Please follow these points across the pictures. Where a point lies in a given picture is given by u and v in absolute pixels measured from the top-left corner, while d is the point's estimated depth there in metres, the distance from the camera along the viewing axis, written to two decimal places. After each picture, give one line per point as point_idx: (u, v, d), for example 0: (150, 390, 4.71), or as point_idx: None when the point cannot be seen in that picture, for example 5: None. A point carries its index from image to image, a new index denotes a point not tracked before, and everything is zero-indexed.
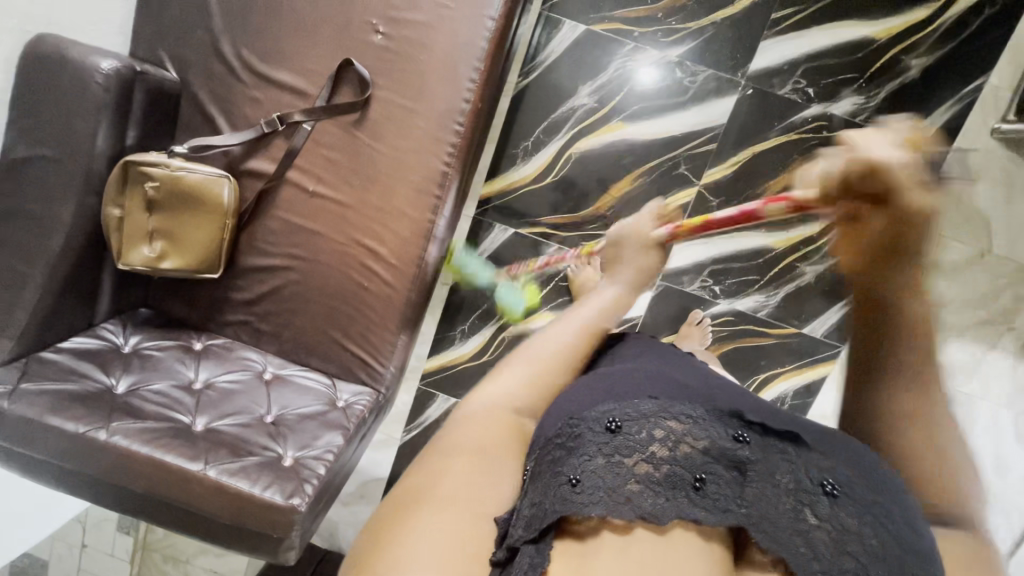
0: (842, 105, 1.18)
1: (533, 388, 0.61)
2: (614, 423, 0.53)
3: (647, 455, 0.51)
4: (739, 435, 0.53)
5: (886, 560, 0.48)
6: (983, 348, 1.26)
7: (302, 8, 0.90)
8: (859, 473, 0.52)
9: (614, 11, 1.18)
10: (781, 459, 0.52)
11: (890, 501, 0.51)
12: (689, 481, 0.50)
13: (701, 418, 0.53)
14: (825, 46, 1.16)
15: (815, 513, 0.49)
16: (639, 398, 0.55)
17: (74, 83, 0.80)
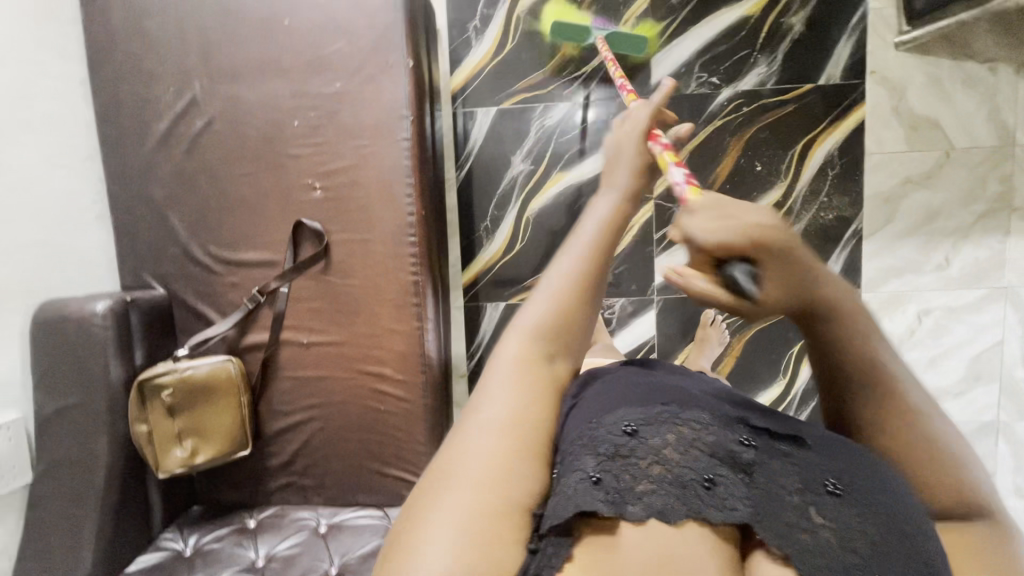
0: (749, 79, 1.24)
1: (563, 306, 0.54)
2: (631, 426, 0.53)
3: (661, 457, 0.50)
4: (744, 440, 0.53)
5: (894, 556, 0.46)
6: (999, 238, 1.23)
7: (248, 193, 1.01)
8: (860, 469, 0.51)
9: (514, 85, 1.29)
10: (785, 462, 0.51)
11: (892, 499, 0.49)
12: (699, 480, 0.49)
13: (710, 423, 0.53)
14: (710, 39, 1.24)
15: (819, 512, 0.48)
16: (653, 403, 0.56)
17: (80, 332, 0.90)
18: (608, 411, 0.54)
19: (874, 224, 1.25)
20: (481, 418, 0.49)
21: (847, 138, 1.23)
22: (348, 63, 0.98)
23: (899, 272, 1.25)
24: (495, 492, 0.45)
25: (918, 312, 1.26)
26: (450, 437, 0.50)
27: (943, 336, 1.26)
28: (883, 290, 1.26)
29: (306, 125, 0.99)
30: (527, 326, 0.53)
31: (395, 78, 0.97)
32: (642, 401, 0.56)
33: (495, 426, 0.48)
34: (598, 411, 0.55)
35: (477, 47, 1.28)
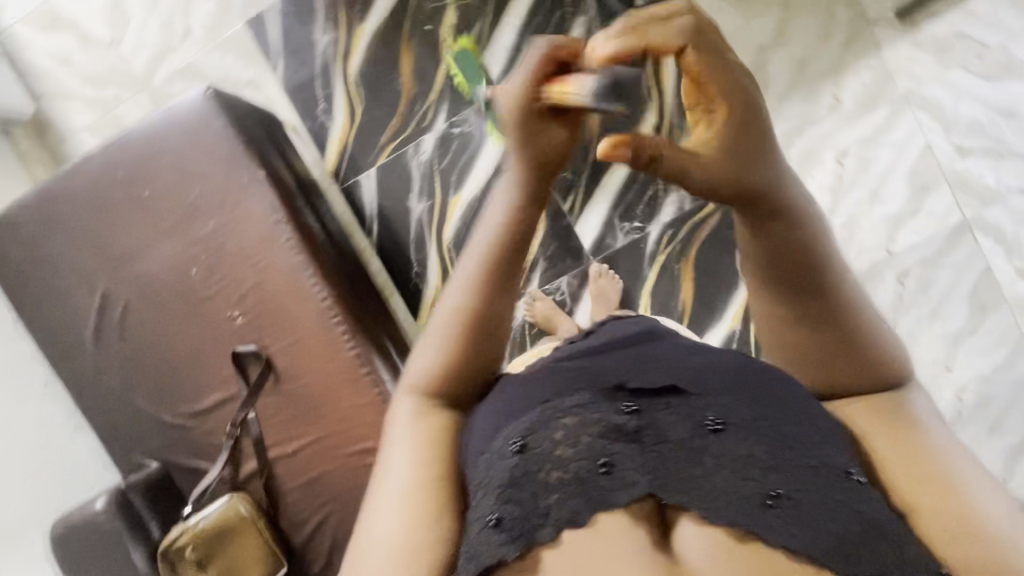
0: (575, 33, 1.27)
1: (446, 375, 0.58)
2: (515, 443, 0.52)
3: (555, 462, 0.51)
4: (626, 407, 0.54)
5: (782, 463, 0.50)
6: (871, 55, 1.23)
7: (184, 347, 1.08)
8: (733, 396, 0.54)
9: (380, 140, 1.36)
10: (669, 415, 0.53)
11: (769, 414, 0.53)
12: (593, 470, 0.50)
13: (590, 403, 0.54)
14: (523, 17, 1.29)
15: (710, 455, 0.50)
16: (532, 407, 0.55)
17: (93, 532, 0.99)
18: (494, 429, 0.55)
19: None
20: (386, 493, 0.54)
21: None
22: (213, 198, 1.05)
23: (799, 131, 1.25)
24: (412, 557, 0.50)
25: (835, 156, 1.25)
26: (366, 513, 0.55)
27: (870, 167, 1.25)
28: (794, 153, 1.25)
29: (203, 267, 1.06)
30: (413, 394, 0.59)
31: (258, 191, 1.05)
32: (526, 404, 0.56)
33: (398, 497, 0.53)
34: (489, 436, 0.55)
35: (333, 124, 1.36)
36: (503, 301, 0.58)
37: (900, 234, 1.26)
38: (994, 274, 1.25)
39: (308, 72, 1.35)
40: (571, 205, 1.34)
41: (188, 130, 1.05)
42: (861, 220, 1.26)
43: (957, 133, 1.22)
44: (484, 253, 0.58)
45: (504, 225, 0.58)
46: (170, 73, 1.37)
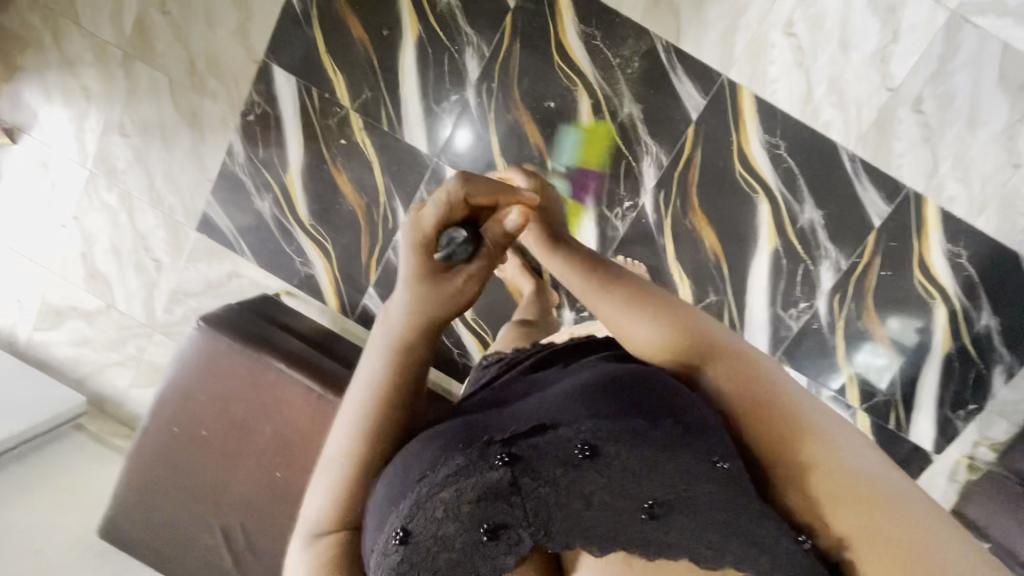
0: (471, 65, 1.22)
1: (338, 508, 0.51)
2: (400, 533, 0.45)
3: (442, 542, 0.45)
4: (502, 458, 0.46)
5: (660, 468, 0.46)
6: None
7: None
8: (601, 409, 0.48)
9: (361, 261, 1.35)
10: (548, 451, 0.47)
11: (641, 413, 0.49)
12: (477, 535, 0.45)
13: (466, 465, 0.46)
14: (417, 78, 1.24)
15: (590, 485, 0.46)
16: (409, 488, 0.46)
17: None
18: (382, 512, 0.47)
19: (673, 26, 1.16)
20: None
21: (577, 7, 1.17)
22: (258, 407, 1.09)
23: (734, 28, 1.15)
24: None
25: (784, 33, 1.14)
26: None
27: (824, 21, 1.13)
28: (740, 53, 1.16)
29: (283, 468, 1.09)
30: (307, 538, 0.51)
31: (291, 382, 1.08)
32: (406, 483, 0.47)
33: None
34: (374, 527, 0.47)
35: (315, 269, 1.37)
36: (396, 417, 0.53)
37: (891, 66, 1.13)
38: (1015, 47, 1.10)
39: (270, 238, 1.37)
40: None
41: (204, 365, 1.09)
42: (843, 75, 1.15)
43: None
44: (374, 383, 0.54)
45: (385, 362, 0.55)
46: (167, 304, 1.44)
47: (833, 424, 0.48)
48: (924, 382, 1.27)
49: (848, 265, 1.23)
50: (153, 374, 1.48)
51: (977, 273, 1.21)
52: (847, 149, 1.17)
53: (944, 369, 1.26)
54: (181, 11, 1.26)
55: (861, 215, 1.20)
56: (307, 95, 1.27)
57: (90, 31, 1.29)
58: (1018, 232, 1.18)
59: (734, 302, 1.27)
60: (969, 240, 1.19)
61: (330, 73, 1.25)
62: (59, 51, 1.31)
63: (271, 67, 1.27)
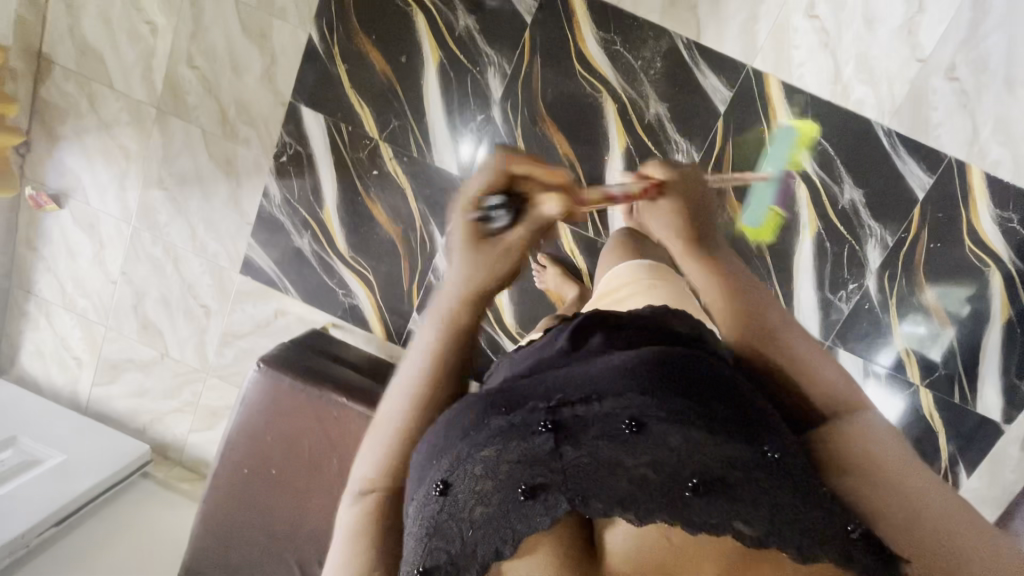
0: (494, 85, 1.23)
1: (388, 469, 0.52)
2: (439, 484, 0.46)
3: (481, 500, 0.45)
4: (547, 422, 0.46)
5: (707, 440, 0.45)
6: None
7: None
8: (648, 381, 0.48)
9: (403, 287, 1.37)
10: (595, 416, 0.47)
11: (689, 383, 0.49)
12: (516, 494, 0.44)
13: (509, 426, 0.46)
14: (442, 104, 1.26)
15: (633, 456, 0.44)
16: (451, 445, 0.47)
17: None
18: (424, 467, 0.48)
19: (693, 24, 1.16)
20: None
21: (594, 16, 1.18)
22: (323, 442, 1.10)
23: (754, 19, 1.14)
24: None
25: (805, 16, 1.13)
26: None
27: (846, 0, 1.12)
28: (763, 42, 1.15)
29: None
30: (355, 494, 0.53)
31: (355, 416, 1.09)
32: (454, 442, 0.47)
33: None
34: (415, 479, 0.49)
35: (359, 299, 1.39)
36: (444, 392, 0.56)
37: (919, 38, 1.12)
38: None
39: (312, 274, 1.39)
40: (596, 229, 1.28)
41: (267, 404, 1.11)
42: (871, 52, 1.13)
43: None
44: (429, 353, 0.57)
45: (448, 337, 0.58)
46: (217, 347, 1.47)
47: (823, 355, 0.56)
48: (986, 353, 1.24)
49: (895, 241, 1.21)
50: (210, 418, 1.52)
51: None
52: (883, 125, 1.16)
53: (1006, 336, 1.23)
54: (208, 64, 1.29)
55: (903, 189, 1.18)
56: (335, 131, 1.30)
57: (123, 93, 1.34)
58: None
59: (781, 290, 1.26)
60: (1019, 204, 1.16)
61: (356, 107, 1.28)
62: (96, 115, 1.36)
63: (298, 108, 1.29)
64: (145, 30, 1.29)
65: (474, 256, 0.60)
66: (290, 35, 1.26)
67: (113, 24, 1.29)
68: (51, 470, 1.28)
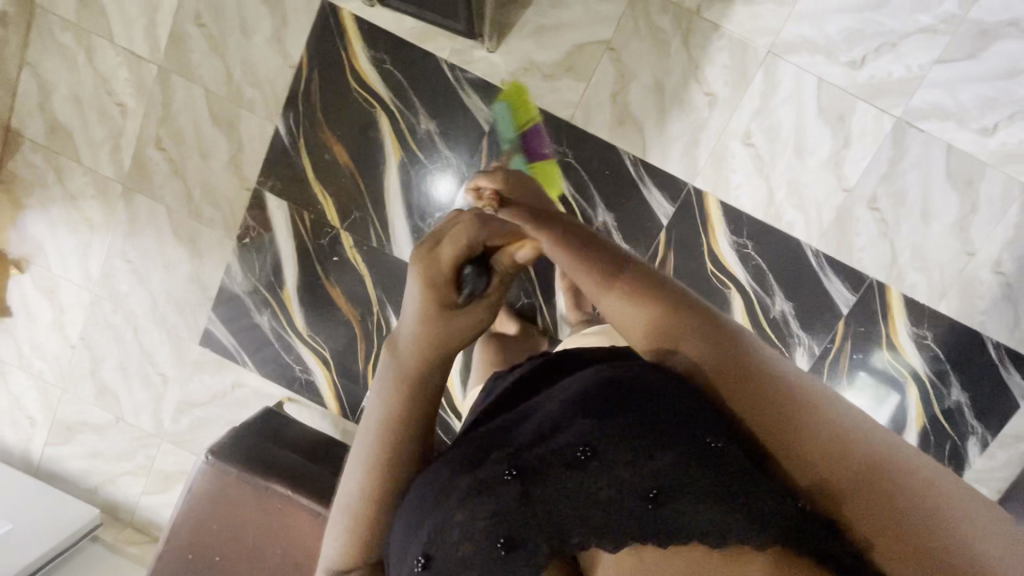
0: (453, 185, 1.29)
1: (368, 528, 0.54)
2: (421, 558, 0.48)
3: (460, 563, 0.46)
4: (506, 474, 0.46)
5: (676, 461, 0.45)
6: (716, 38, 1.18)
7: None
8: (602, 413, 0.47)
9: (360, 367, 1.40)
10: (554, 458, 0.46)
11: (649, 408, 0.47)
12: (494, 551, 0.45)
13: (470, 484, 0.47)
14: (403, 199, 1.31)
15: (606, 488, 0.45)
16: (428, 514, 0.48)
17: None
18: (403, 540, 0.50)
19: (640, 143, 1.24)
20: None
21: (548, 130, 1.25)
22: (266, 531, 1.13)
23: (696, 142, 1.22)
24: None
25: (742, 143, 1.22)
26: None
27: (779, 132, 1.20)
28: (703, 164, 1.23)
29: None
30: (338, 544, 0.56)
31: (296, 508, 1.12)
32: (420, 520, 0.49)
33: None
34: (398, 555, 0.51)
35: (315, 376, 1.42)
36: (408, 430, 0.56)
37: (846, 170, 1.21)
38: (959, 147, 1.18)
39: (270, 349, 1.42)
40: (544, 321, 1.33)
41: (213, 492, 1.14)
42: (801, 179, 1.22)
43: (840, 53, 1.16)
44: (386, 411, 0.56)
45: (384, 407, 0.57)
46: (173, 414, 1.48)
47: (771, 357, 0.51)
48: None
49: (821, 350, 1.29)
50: (163, 481, 1.52)
51: (944, 352, 1.27)
52: (811, 246, 1.24)
53: (921, 441, 1.31)
54: (176, 147, 1.33)
55: (829, 303, 1.26)
56: (298, 217, 1.34)
57: (90, 168, 1.36)
58: (980, 313, 1.25)
59: None
60: (933, 322, 1.26)
61: (319, 196, 1.33)
62: (62, 187, 1.38)
63: (264, 194, 1.34)
64: (114, 111, 1.32)
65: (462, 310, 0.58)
66: (257, 126, 1.30)
67: (83, 104, 1.33)
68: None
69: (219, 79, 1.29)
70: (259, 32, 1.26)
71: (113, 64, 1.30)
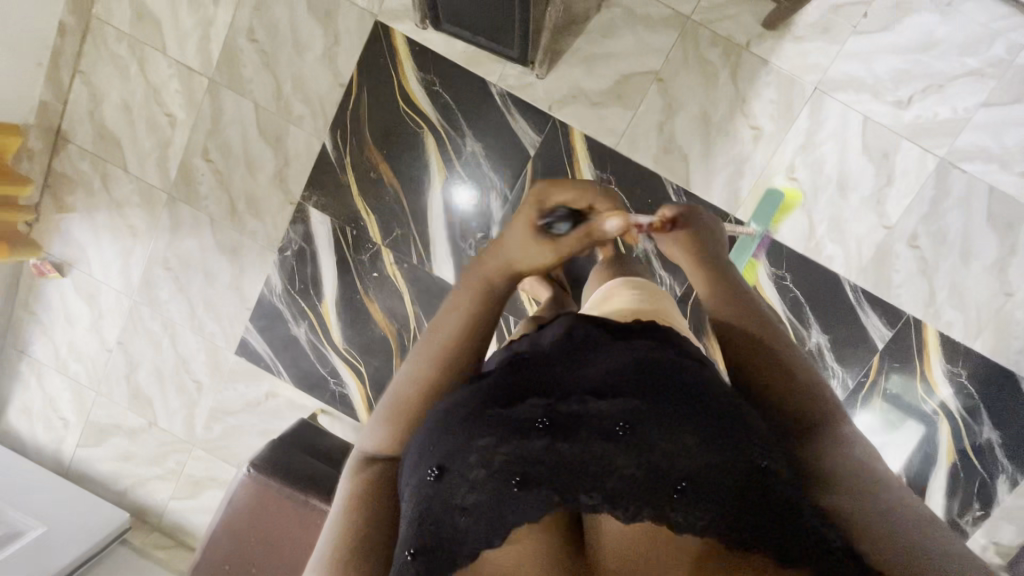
0: (496, 206, 1.30)
1: (393, 442, 0.58)
2: (435, 468, 0.51)
3: (472, 485, 0.50)
4: (541, 419, 0.50)
5: (705, 429, 0.49)
6: (765, 73, 1.19)
7: None
8: (648, 385, 0.51)
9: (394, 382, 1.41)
10: (592, 414, 0.50)
11: (693, 382, 0.51)
12: (508, 485, 0.49)
13: (503, 420, 0.50)
14: (445, 218, 1.32)
15: (626, 452, 0.48)
16: (454, 434, 0.51)
17: None
18: (414, 460, 0.53)
19: (684, 173, 1.25)
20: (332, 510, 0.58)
21: (592, 156, 1.26)
22: (303, 547, 1.14)
23: (740, 174, 1.23)
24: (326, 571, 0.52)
25: (786, 177, 1.23)
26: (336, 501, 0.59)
27: (823, 167, 1.22)
28: (746, 195, 1.24)
29: None
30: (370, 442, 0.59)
31: None
32: (438, 436, 0.52)
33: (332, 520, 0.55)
34: (410, 465, 0.53)
35: (349, 390, 1.43)
36: (460, 362, 0.60)
37: (887, 207, 1.22)
38: (1001, 189, 1.19)
39: (306, 361, 1.43)
40: None
41: (253, 505, 1.15)
42: (843, 214, 1.23)
43: (887, 92, 1.17)
44: (446, 335, 0.60)
45: (456, 315, 0.61)
46: (206, 420, 1.50)
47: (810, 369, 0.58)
48: (931, 490, 1.32)
49: (855, 384, 1.31)
50: (192, 487, 1.53)
51: (977, 390, 1.28)
52: (849, 281, 1.26)
53: (950, 478, 1.32)
54: (222, 158, 1.35)
55: (864, 338, 1.28)
56: (340, 233, 1.36)
57: (136, 176, 1.38)
58: (1015, 352, 1.26)
59: None
60: (967, 361, 1.27)
61: (362, 212, 1.34)
62: (107, 193, 1.40)
63: (307, 208, 1.35)
64: (164, 121, 1.34)
65: (548, 249, 0.62)
66: (304, 141, 1.32)
67: (133, 113, 1.34)
68: (34, 542, 1.31)
69: (269, 94, 1.30)
70: (310, 49, 1.27)
71: (164, 75, 1.31)
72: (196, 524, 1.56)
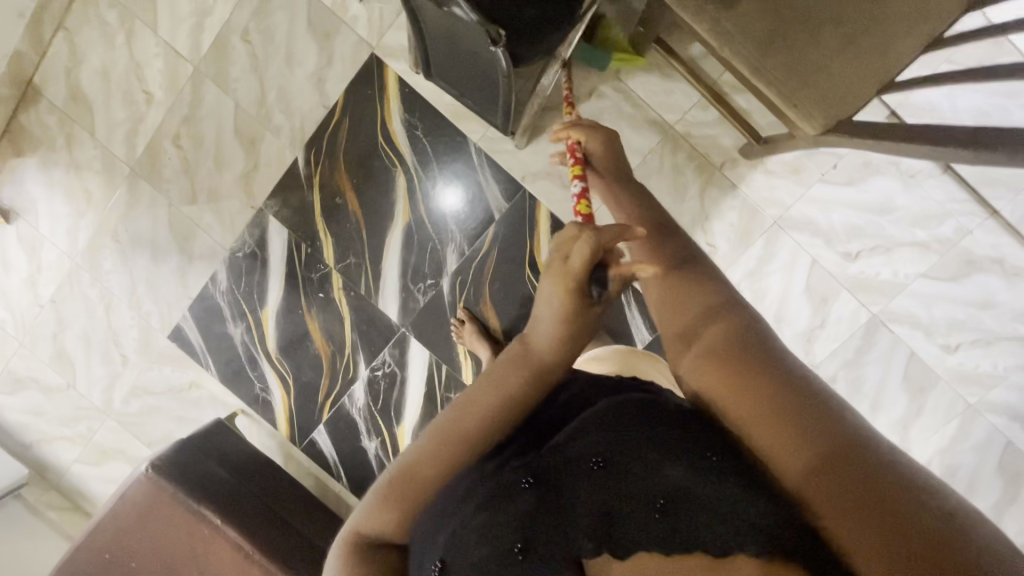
0: (451, 259, 1.31)
1: (387, 523, 0.55)
2: (437, 561, 0.52)
3: (477, 565, 0.51)
4: (523, 480, 0.52)
5: (691, 481, 0.49)
6: (730, 197, 1.23)
7: None
8: (610, 432, 0.53)
9: (317, 402, 1.41)
10: (570, 470, 0.53)
11: (659, 430, 0.52)
12: (511, 553, 0.50)
13: (489, 491, 0.52)
14: (401, 258, 1.33)
15: (616, 496, 0.51)
16: (448, 514, 0.53)
17: None
18: (421, 545, 0.54)
19: None
20: None
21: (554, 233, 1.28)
22: (185, 552, 1.15)
23: None
24: None
25: None
26: None
27: (766, 296, 1.26)
28: None
29: None
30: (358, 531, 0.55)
31: (221, 537, 1.15)
32: (437, 526, 0.53)
33: None
34: (417, 555, 0.54)
35: (273, 398, 1.43)
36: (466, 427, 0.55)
37: (816, 347, 1.27)
38: (920, 355, 1.25)
39: (236, 362, 1.43)
40: None
41: (144, 503, 1.16)
42: None
43: (838, 242, 1.23)
44: (452, 409, 0.56)
45: (490, 393, 0.56)
46: (125, 395, 1.49)
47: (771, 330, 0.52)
48: None
49: None
50: (99, 455, 1.53)
51: None
52: None
53: None
54: (192, 147, 1.33)
55: None
56: (294, 246, 1.36)
57: (102, 144, 1.36)
58: None
59: None
60: None
61: (320, 233, 1.34)
62: (68, 154, 1.37)
63: (267, 215, 1.35)
64: (140, 98, 1.32)
65: (584, 320, 0.56)
66: (278, 151, 1.32)
67: (111, 82, 1.32)
68: None
69: (252, 97, 1.29)
70: (302, 65, 1.27)
71: (151, 53, 1.30)
72: (96, 492, 1.55)
